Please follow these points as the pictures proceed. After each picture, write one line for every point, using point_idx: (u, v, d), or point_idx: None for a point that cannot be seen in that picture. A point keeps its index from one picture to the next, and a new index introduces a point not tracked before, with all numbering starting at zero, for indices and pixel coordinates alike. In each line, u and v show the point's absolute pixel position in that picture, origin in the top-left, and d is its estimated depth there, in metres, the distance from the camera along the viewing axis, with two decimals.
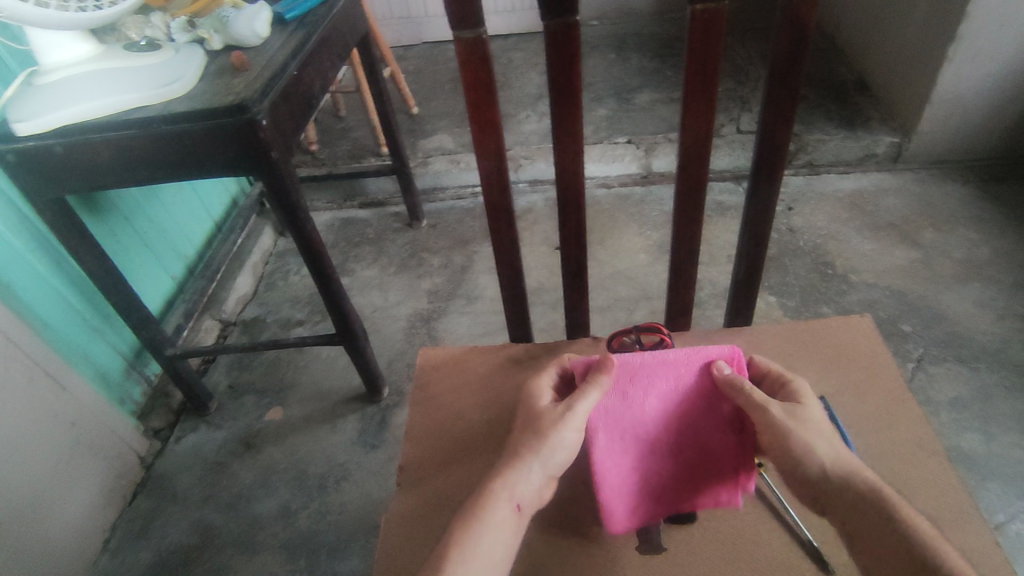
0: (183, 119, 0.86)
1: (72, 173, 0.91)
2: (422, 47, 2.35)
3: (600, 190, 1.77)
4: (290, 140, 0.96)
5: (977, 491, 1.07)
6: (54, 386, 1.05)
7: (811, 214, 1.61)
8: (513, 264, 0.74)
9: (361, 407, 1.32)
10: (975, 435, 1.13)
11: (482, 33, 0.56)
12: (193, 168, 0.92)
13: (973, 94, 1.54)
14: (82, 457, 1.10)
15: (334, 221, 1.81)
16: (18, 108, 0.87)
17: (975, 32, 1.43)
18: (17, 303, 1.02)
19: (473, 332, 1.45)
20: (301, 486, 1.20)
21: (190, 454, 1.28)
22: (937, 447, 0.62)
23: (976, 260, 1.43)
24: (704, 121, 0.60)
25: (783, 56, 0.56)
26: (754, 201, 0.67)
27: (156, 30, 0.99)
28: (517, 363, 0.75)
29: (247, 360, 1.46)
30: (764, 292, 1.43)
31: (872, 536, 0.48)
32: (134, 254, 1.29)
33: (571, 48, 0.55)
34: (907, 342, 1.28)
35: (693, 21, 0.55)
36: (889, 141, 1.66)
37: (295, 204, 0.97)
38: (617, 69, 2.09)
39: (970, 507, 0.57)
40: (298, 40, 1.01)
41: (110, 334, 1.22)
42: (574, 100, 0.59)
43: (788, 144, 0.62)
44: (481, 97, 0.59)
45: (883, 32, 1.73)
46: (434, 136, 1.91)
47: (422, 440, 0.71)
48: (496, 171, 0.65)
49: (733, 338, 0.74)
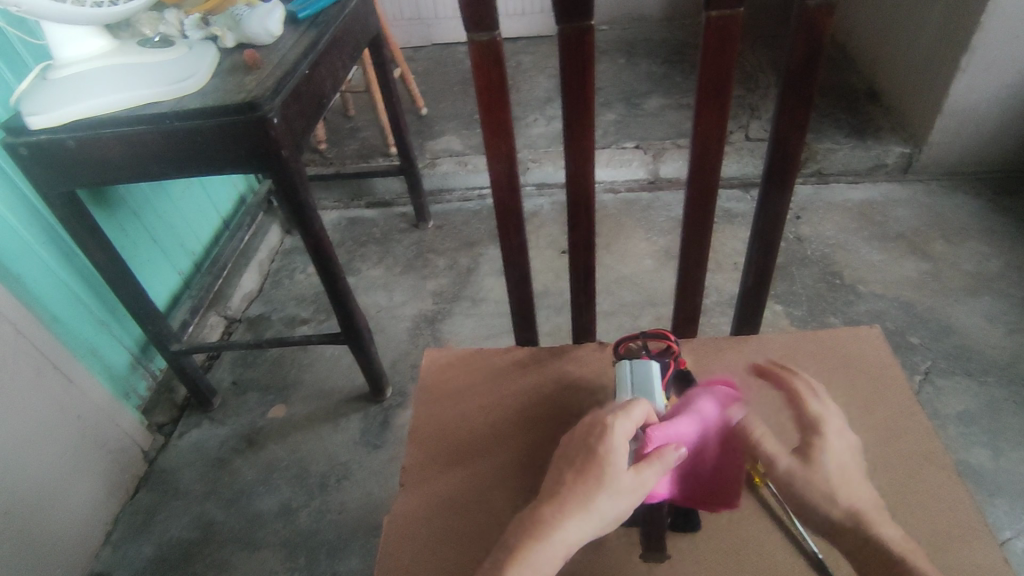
0: (194, 115, 0.87)
1: (83, 167, 0.92)
2: (432, 48, 2.36)
3: (608, 195, 1.77)
4: (301, 139, 0.96)
5: (983, 505, 1.06)
6: (59, 378, 1.05)
7: (819, 223, 1.61)
8: (522, 267, 0.73)
9: (364, 407, 1.32)
10: (982, 449, 1.12)
11: (496, 36, 0.56)
12: (202, 164, 0.92)
13: (984, 106, 1.53)
14: (86, 451, 1.10)
15: (341, 221, 1.81)
16: (31, 101, 0.87)
17: (987, 44, 1.43)
18: (26, 295, 1.02)
19: (478, 334, 1.45)
20: (303, 484, 1.20)
21: (192, 451, 1.28)
22: (945, 461, 0.61)
23: (985, 273, 1.42)
24: (715, 127, 0.60)
25: (798, 64, 0.56)
26: (764, 209, 0.67)
27: (170, 27, 0.99)
28: (522, 367, 0.75)
29: (251, 357, 1.46)
30: (771, 301, 1.42)
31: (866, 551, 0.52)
32: (141, 248, 1.29)
33: (586, 52, 0.55)
34: (915, 354, 1.28)
35: (707, 28, 0.55)
36: (898, 151, 1.66)
37: (303, 202, 0.97)
38: (627, 74, 2.09)
39: (978, 523, 0.56)
40: (310, 40, 1.02)
41: (117, 328, 1.22)
42: (587, 103, 0.59)
43: (801, 153, 0.62)
44: (493, 99, 0.59)
45: (896, 41, 1.72)
46: (442, 138, 1.91)
47: (425, 441, 0.70)
48: (506, 174, 0.64)
49: (740, 347, 0.73)
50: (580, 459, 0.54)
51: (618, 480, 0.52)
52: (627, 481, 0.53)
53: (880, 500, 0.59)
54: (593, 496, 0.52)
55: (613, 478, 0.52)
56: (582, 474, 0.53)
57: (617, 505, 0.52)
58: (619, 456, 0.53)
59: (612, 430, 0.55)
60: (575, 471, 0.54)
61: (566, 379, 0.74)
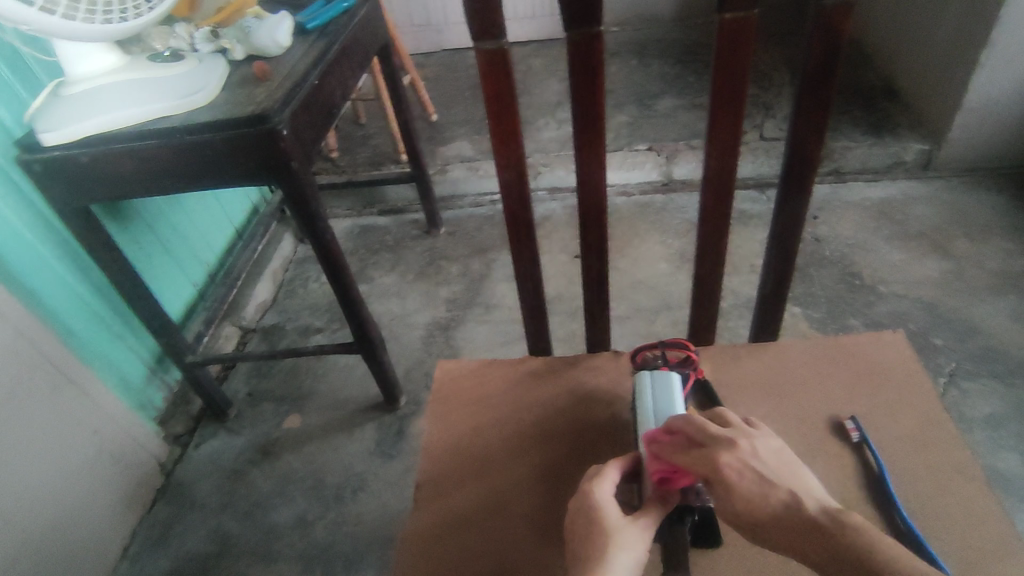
0: (204, 129, 0.87)
1: (97, 182, 0.92)
2: (442, 54, 2.36)
3: (621, 198, 1.75)
4: (311, 149, 0.96)
5: (1014, 513, 1.03)
6: (76, 393, 1.06)
7: (837, 223, 1.57)
8: (534, 277, 0.72)
9: (379, 416, 1.32)
10: (1011, 454, 1.09)
11: (503, 43, 0.55)
12: (213, 177, 0.93)
13: (1007, 99, 1.49)
14: (105, 465, 1.11)
15: (353, 228, 1.81)
16: (44, 117, 0.88)
17: (1010, 37, 1.39)
18: (42, 310, 1.03)
19: (492, 341, 1.44)
20: (318, 495, 1.20)
21: (208, 462, 1.28)
22: (977, 472, 0.58)
23: (1011, 271, 1.38)
24: (731, 131, 0.58)
25: (816, 65, 0.54)
26: (782, 213, 0.65)
27: (180, 40, 0.99)
28: (537, 377, 0.74)
29: (266, 367, 1.46)
30: (790, 303, 1.39)
31: None
32: (155, 261, 1.30)
33: (595, 59, 0.54)
34: (940, 357, 1.24)
35: (721, 30, 0.53)
36: (918, 148, 1.62)
37: (314, 212, 0.97)
38: (638, 75, 2.07)
39: (1013, 538, 0.54)
40: (319, 49, 1.02)
41: (133, 341, 1.23)
42: (597, 108, 0.57)
43: (820, 155, 0.60)
44: (502, 108, 0.58)
45: (914, 35, 1.69)
46: (453, 143, 1.90)
47: (438, 454, 0.69)
48: (516, 183, 0.63)
49: (760, 355, 0.71)
50: (579, 527, 0.52)
51: (624, 533, 0.50)
52: (635, 531, 0.50)
53: (908, 512, 0.57)
54: (606, 550, 0.49)
55: (623, 532, 0.50)
56: (591, 532, 0.50)
57: (631, 557, 0.49)
58: (613, 510, 0.52)
59: (595, 492, 0.53)
60: (580, 538, 0.51)
61: (581, 389, 0.72)
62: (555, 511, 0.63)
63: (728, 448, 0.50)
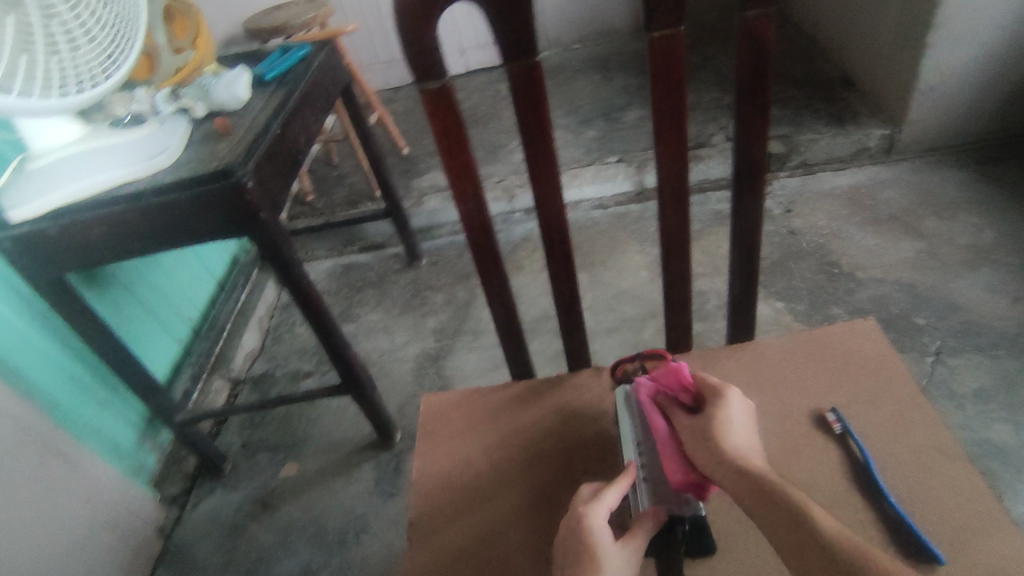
0: (170, 189, 0.88)
1: (70, 252, 0.93)
2: (408, 88, 2.40)
3: (596, 211, 1.77)
4: (279, 198, 0.97)
5: (1013, 486, 1.02)
6: (65, 465, 1.05)
7: (810, 214, 1.60)
8: (507, 304, 0.73)
9: (376, 454, 1.31)
10: (1004, 425, 1.09)
11: (446, 82, 0.56)
12: (185, 235, 0.93)
13: (959, 78, 1.53)
14: (101, 535, 1.09)
15: (335, 268, 1.82)
16: (9, 193, 0.88)
17: (952, 19, 1.43)
18: (25, 385, 1.03)
19: (482, 367, 1.43)
20: (321, 542, 1.19)
21: (208, 521, 1.26)
22: (958, 450, 0.59)
23: (983, 244, 1.40)
24: (676, 143, 0.59)
25: (749, 72, 0.56)
26: (739, 217, 0.66)
27: (141, 103, 0.97)
28: (522, 401, 0.74)
29: (259, 417, 1.45)
30: (772, 299, 1.40)
31: (777, 514, 0.48)
32: (137, 323, 1.29)
33: (536, 88, 0.55)
34: (923, 336, 1.25)
35: (654, 48, 0.54)
36: (880, 133, 1.65)
37: (288, 259, 0.98)
38: (602, 90, 2.10)
39: (999, 512, 0.54)
40: (279, 100, 1.04)
41: (120, 406, 1.23)
42: (545, 135, 0.58)
43: (768, 157, 0.61)
44: (452, 143, 0.59)
45: (862, 25, 1.73)
46: (427, 175, 1.92)
47: (430, 489, 0.69)
48: (476, 214, 0.64)
49: (736, 355, 0.72)
50: (569, 550, 0.52)
51: (612, 562, 0.50)
52: (622, 558, 0.51)
53: (894, 499, 0.57)
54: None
55: (609, 561, 0.50)
56: (579, 562, 0.50)
57: None
58: (604, 537, 0.52)
59: (590, 517, 0.53)
60: (570, 564, 0.51)
61: (567, 409, 0.72)
62: (545, 537, 0.62)
63: (721, 394, 0.58)
